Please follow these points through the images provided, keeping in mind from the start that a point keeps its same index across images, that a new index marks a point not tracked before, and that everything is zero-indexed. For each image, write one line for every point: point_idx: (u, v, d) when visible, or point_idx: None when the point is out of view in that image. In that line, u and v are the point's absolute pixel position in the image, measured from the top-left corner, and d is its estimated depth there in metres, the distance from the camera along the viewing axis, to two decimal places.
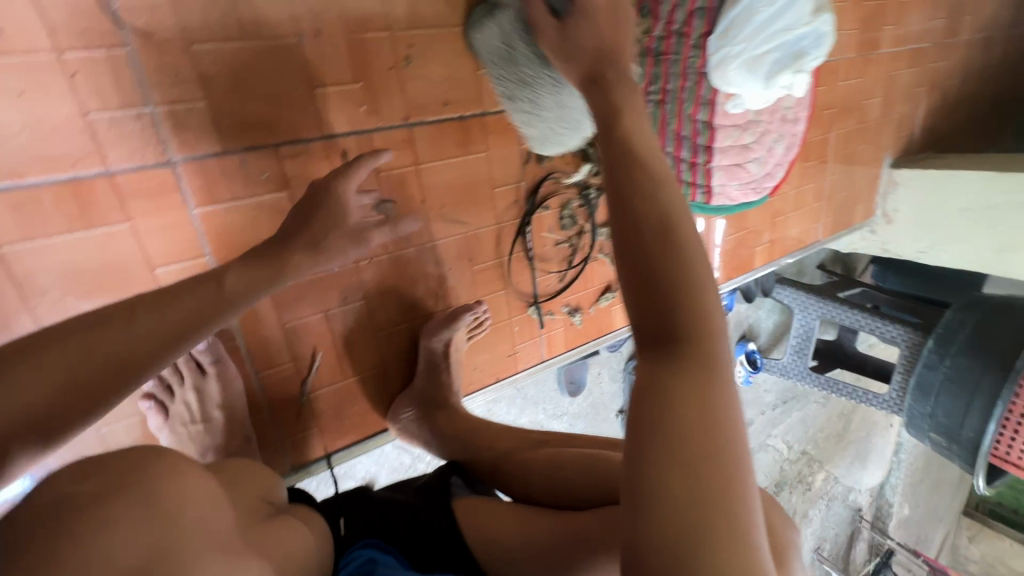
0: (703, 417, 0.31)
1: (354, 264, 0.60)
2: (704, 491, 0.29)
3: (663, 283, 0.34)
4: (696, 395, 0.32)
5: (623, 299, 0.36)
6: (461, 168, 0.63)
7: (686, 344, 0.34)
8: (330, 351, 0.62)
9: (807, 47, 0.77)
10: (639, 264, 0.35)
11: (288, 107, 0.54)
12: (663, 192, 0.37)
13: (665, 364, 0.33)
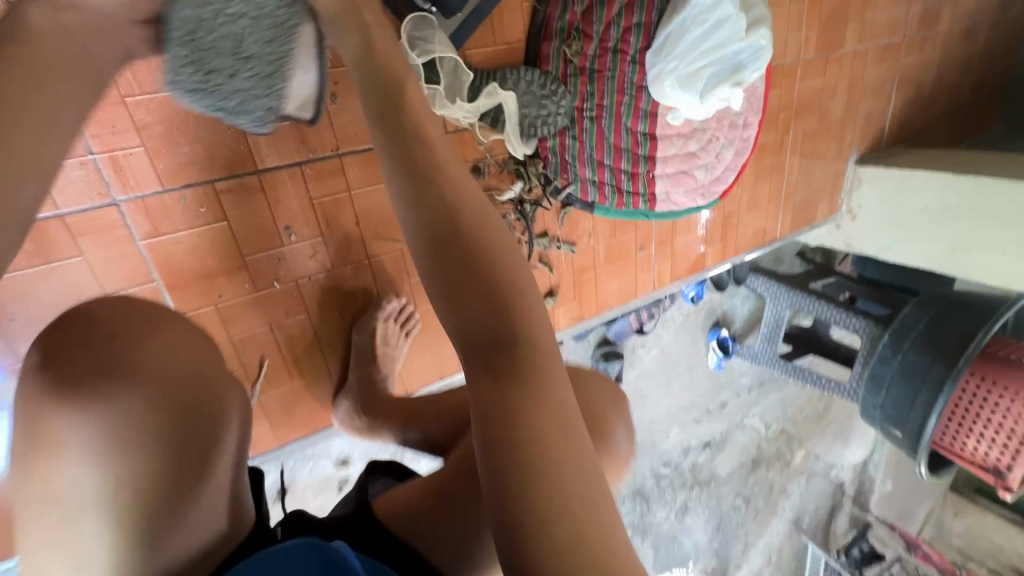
0: (530, 401, 0.42)
1: (295, 280, 0.67)
2: (534, 457, 0.39)
3: (479, 302, 0.44)
4: (521, 388, 0.42)
5: (452, 325, 0.46)
6: (390, 191, 0.69)
7: (510, 344, 0.44)
8: (276, 358, 0.69)
9: (743, 54, 0.78)
10: (472, 293, 0.46)
11: (218, 146, 0.59)
12: (474, 225, 0.47)
13: (495, 366, 0.44)
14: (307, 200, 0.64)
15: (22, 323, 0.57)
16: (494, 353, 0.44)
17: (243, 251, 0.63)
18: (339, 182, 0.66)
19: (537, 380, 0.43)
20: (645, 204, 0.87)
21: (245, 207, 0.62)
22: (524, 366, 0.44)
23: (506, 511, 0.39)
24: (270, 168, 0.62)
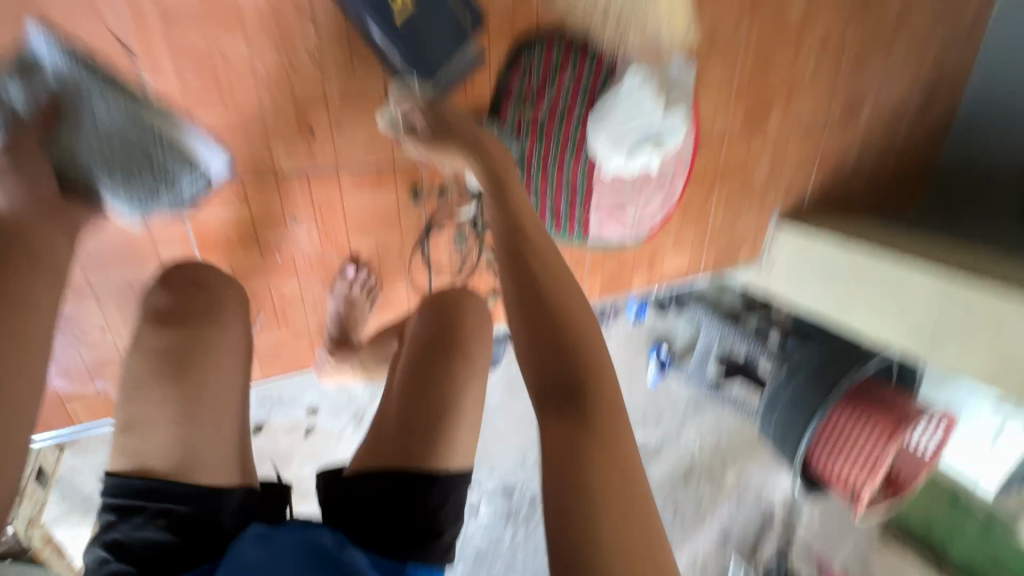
0: (609, 453, 0.47)
1: (292, 255, 0.90)
2: (605, 501, 0.44)
3: (570, 360, 0.52)
4: (602, 443, 0.47)
5: (540, 374, 0.52)
6: (374, 198, 0.90)
7: (587, 402, 0.50)
8: (270, 310, 0.93)
9: (667, 128, 1.00)
10: (544, 337, 0.53)
11: (249, 151, 0.80)
12: (563, 298, 0.56)
13: (578, 419, 0.48)
14: (310, 198, 0.86)
15: (98, 261, 0.81)
16: (569, 399, 0.50)
17: (257, 228, 0.86)
18: (334, 187, 0.86)
19: (613, 437, 0.48)
20: (578, 231, 1.11)
21: (262, 198, 0.84)
22: (600, 414, 0.49)
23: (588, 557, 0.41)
24: (285, 171, 0.83)
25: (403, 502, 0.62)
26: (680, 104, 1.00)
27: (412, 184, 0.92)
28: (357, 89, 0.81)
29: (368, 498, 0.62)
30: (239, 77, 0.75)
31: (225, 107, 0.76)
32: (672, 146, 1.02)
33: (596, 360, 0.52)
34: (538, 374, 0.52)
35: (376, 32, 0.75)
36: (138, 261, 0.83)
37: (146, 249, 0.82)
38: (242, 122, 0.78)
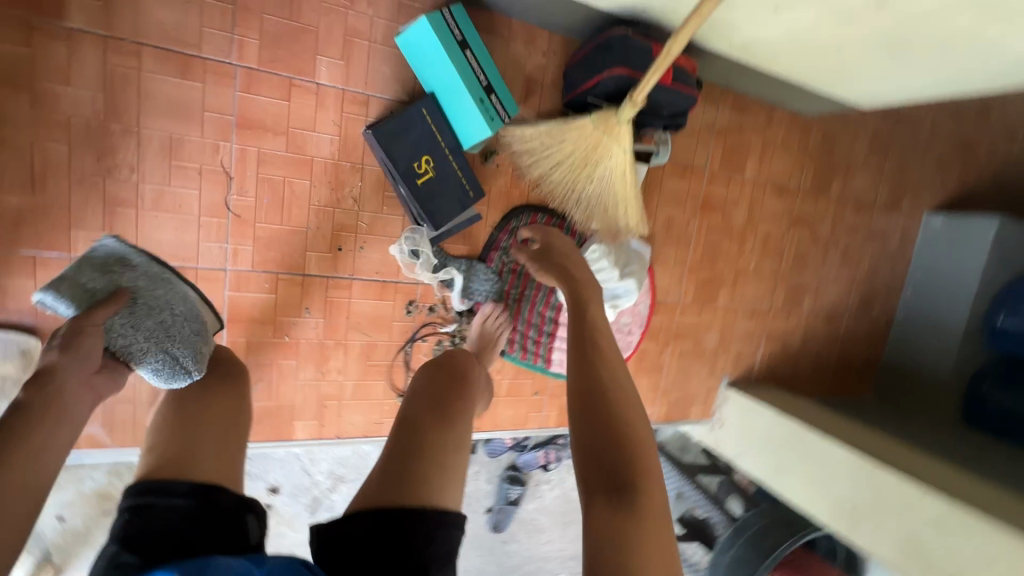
0: (650, 540, 0.57)
1: (298, 339, 1.08)
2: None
3: (621, 458, 0.63)
4: (643, 529, 0.57)
5: (596, 470, 0.62)
6: (376, 306, 1.12)
7: (638, 496, 0.60)
8: (266, 382, 1.09)
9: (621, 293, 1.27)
10: (599, 436, 0.65)
11: (291, 255, 1.03)
12: (621, 404, 0.68)
13: (627, 511, 0.58)
14: (325, 297, 1.08)
15: None
16: (620, 492, 0.60)
17: (277, 313, 1.06)
18: (346, 292, 1.09)
19: (653, 526, 0.58)
20: (540, 362, 1.29)
21: (289, 290, 1.05)
22: (643, 504, 0.59)
23: None
24: (312, 274, 1.05)
25: (392, 542, 0.60)
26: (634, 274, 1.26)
27: (409, 301, 1.14)
28: (383, 224, 1.07)
29: (363, 535, 0.61)
30: (297, 204, 1.01)
31: (281, 223, 1.01)
32: (623, 305, 1.29)
33: (643, 460, 0.63)
34: (594, 470, 0.63)
35: (404, 191, 1.00)
36: None
37: None
38: (289, 234, 1.02)
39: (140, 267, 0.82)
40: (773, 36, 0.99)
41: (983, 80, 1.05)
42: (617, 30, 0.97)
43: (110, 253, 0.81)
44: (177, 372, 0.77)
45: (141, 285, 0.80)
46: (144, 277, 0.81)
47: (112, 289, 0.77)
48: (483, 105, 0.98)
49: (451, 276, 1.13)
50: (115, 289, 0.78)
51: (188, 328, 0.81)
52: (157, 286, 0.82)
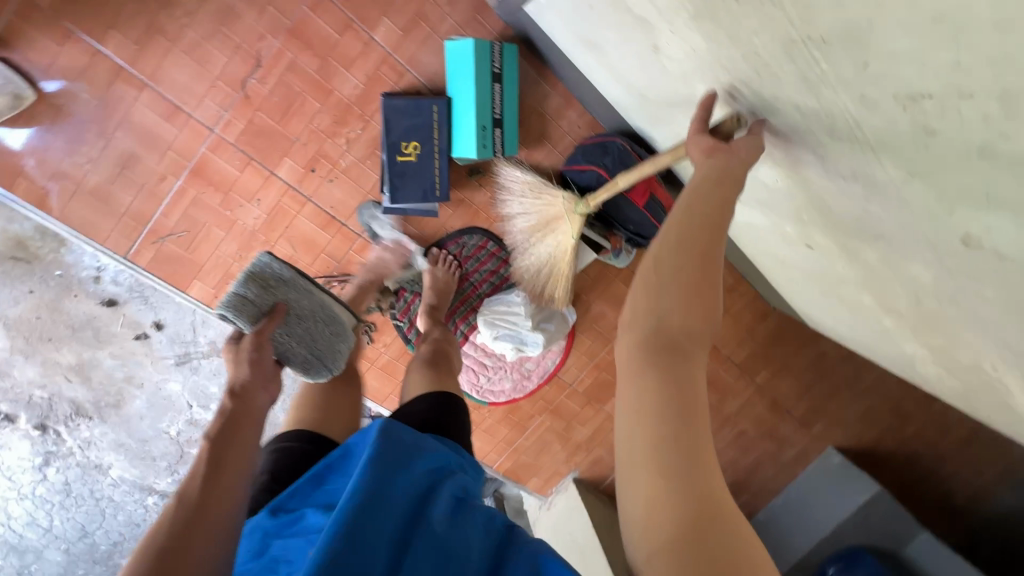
0: (688, 400, 0.49)
1: (237, 217, 1.19)
2: (677, 443, 0.47)
3: (674, 304, 0.51)
4: (680, 388, 0.49)
5: (640, 318, 0.52)
6: (315, 230, 1.24)
7: (678, 349, 0.50)
8: (190, 235, 1.19)
9: (529, 341, 1.34)
10: (660, 274, 0.52)
11: (272, 150, 1.16)
12: (698, 231, 0.53)
13: (665, 366, 0.50)
14: (280, 198, 1.20)
15: (123, 123, 1.10)
16: (665, 345, 0.50)
17: (233, 187, 1.17)
18: (297, 204, 1.21)
19: (690, 384, 0.49)
20: None
21: (253, 175, 1.17)
22: (683, 355, 0.50)
23: (646, 484, 0.47)
24: (279, 175, 1.18)
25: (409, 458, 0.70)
26: (549, 328, 1.35)
27: (349, 245, 1.27)
28: (358, 172, 1.20)
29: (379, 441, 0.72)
30: (301, 117, 1.14)
31: (279, 123, 1.14)
32: (529, 352, 1.35)
33: (700, 304, 0.51)
34: (638, 315, 0.52)
35: (383, 158, 1.12)
36: (148, 145, 1.12)
37: (158, 143, 1.12)
38: (280, 135, 1.15)
39: (289, 281, 0.97)
40: (738, 219, 1.10)
41: (890, 359, 1.14)
42: (619, 140, 1.13)
43: (265, 271, 0.94)
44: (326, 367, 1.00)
45: (291, 297, 0.95)
46: (293, 289, 0.96)
47: (277, 305, 0.92)
48: (484, 132, 1.11)
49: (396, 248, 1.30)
50: (274, 300, 0.93)
51: (326, 333, 1.00)
52: (301, 294, 0.97)
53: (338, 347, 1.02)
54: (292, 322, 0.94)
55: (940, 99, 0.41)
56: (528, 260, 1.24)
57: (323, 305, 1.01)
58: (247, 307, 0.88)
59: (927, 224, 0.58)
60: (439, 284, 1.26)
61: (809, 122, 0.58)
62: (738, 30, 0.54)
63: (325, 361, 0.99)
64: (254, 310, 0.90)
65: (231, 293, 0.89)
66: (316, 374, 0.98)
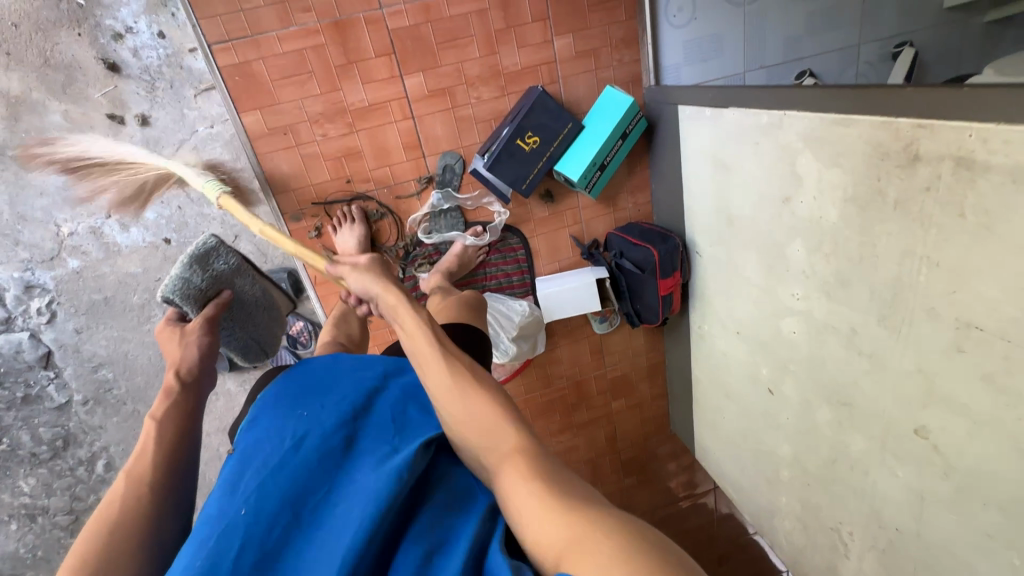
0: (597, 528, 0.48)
1: (341, 88, 1.18)
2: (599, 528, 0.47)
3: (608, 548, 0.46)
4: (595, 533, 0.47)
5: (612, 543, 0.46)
6: (398, 146, 1.26)
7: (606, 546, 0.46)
8: (288, 71, 1.14)
9: (500, 347, 1.41)
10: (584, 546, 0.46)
11: (413, 60, 1.19)
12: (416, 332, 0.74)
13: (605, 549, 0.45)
14: (389, 100, 1.21)
15: None
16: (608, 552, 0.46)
17: (358, 62, 1.16)
18: (399, 115, 1.23)
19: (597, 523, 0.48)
20: None
21: (383, 66, 1.18)
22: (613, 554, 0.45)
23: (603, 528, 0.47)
24: (403, 81, 1.20)
25: None
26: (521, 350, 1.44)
27: (414, 177, 1.30)
28: (466, 126, 1.27)
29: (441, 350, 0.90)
30: (458, 53, 1.20)
31: (437, 43, 1.18)
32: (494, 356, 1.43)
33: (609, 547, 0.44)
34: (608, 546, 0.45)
35: (506, 131, 1.21)
36: None
37: None
38: (431, 54, 1.19)
39: (235, 270, 1.05)
40: (716, 346, 1.36)
41: (751, 507, 1.43)
42: (675, 238, 1.33)
43: (210, 255, 1.00)
44: (264, 353, 1.13)
45: (236, 284, 1.05)
46: (239, 276, 1.05)
47: (220, 292, 1.00)
48: (590, 166, 1.25)
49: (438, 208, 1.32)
50: (220, 285, 1.00)
51: (266, 319, 1.13)
52: (243, 280, 1.07)
53: (273, 331, 1.15)
54: (235, 308, 1.04)
55: (988, 332, 0.65)
56: (523, 306, 1.41)
57: (261, 291, 1.11)
58: (192, 290, 0.94)
59: (897, 411, 0.83)
60: (464, 258, 1.34)
61: (870, 305, 0.82)
62: (875, 228, 0.77)
63: (263, 347, 1.11)
64: (200, 288, 0.96)
65: (177, 275, 0.94)
66: (255, 359, 1.12)
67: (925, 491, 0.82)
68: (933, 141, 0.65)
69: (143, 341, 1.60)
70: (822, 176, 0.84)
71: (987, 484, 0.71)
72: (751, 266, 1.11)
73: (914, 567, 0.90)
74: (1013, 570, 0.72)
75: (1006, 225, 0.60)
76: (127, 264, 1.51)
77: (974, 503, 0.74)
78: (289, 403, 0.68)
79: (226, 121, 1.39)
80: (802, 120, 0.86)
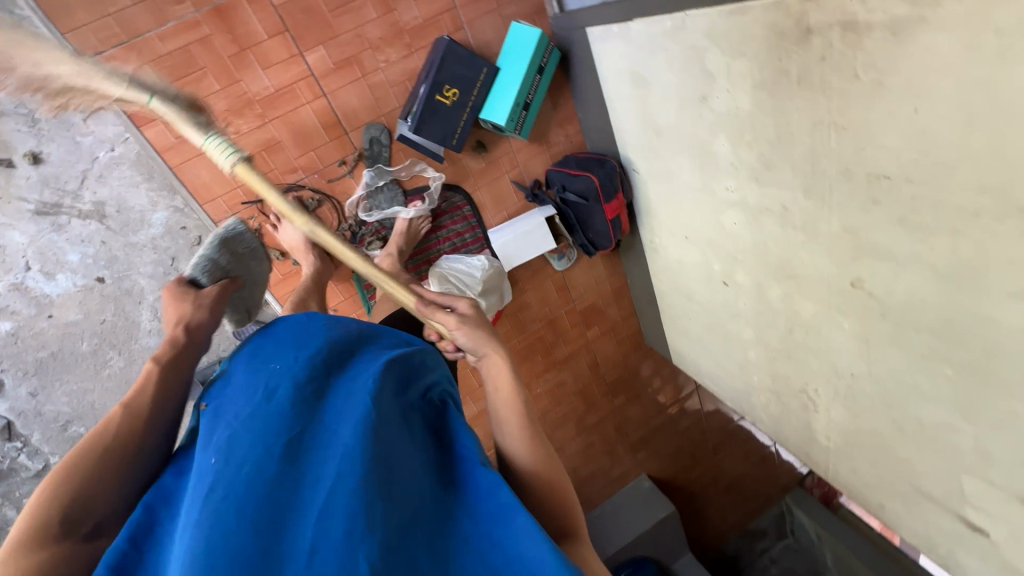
0: None
1: (241, 78, 1.12)
2: None
3: None
4: None
5: None
6: (316, 128, 1.22)
7: None
8: (179, 71, 1.09)
9: None
10: None
11: (309, 34, 1.14)
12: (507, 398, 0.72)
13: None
14: (294, 82, 1.16)
15: None
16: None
17: (251, 46, 1.11)
18: (309, 95, 1.18)
19: None
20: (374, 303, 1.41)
21: (278, 45, 1.12)
22: None
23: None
24: (304, 57, 1.15)
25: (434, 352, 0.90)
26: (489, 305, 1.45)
27: (342, 156, 1.27)
28: (380, 92, 1.24)
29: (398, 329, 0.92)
30: (354, 17, 1.16)
31: (330, 11, 1.13)
32: None
33: None
34: None
35: (423, 90, 1.19)
36: None
37: None
38: (326, 24, 1.14)
39: (253, 256, 0.90)
40: (671, 255, 1.42)
41: (730, 393, 1.55)
42: (611, 161, 1.37)
43: (235, 238, 0.88)
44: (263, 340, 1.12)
45: (253, 271, 0.91)
46: (258, 262, 0.91)
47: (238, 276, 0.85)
48: (514, 108, 1.25)
49: (374, 185, 1.31)
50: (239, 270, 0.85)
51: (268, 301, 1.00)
52: (262, 267, 0.94)
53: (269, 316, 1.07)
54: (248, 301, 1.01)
55: (894, 180, 0.72)
56: (479, 263, 1.42)
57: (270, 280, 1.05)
58: (212, 268, 0.82)
59: (834, 270, 0.91)
60: (411, 231, 1.35)
61: (795, 180, 0.88)
62: (786, 106, 0.82)
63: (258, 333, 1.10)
64: (220, 268, 0.82)
65: (201, 257, 0.82)
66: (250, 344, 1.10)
67: (870, 334, 0.91)
68: (820, 12, 0.69)
69: (106, 388, 1.52)
70: (730, 68, 0.88)
71: (917, 313, 0.80)
72: (686, 171, 1.16)
73: (872, 404, 1.00)
74: (949, 382, 0.82)
75: (894, 77, 0.65)
76: (64, 313, 1.42)
77: (908, 333, 0.84)
78: (251, 367, 0.62)
79: (126, 139, 1.30)
80: (701, 18, 0.89)
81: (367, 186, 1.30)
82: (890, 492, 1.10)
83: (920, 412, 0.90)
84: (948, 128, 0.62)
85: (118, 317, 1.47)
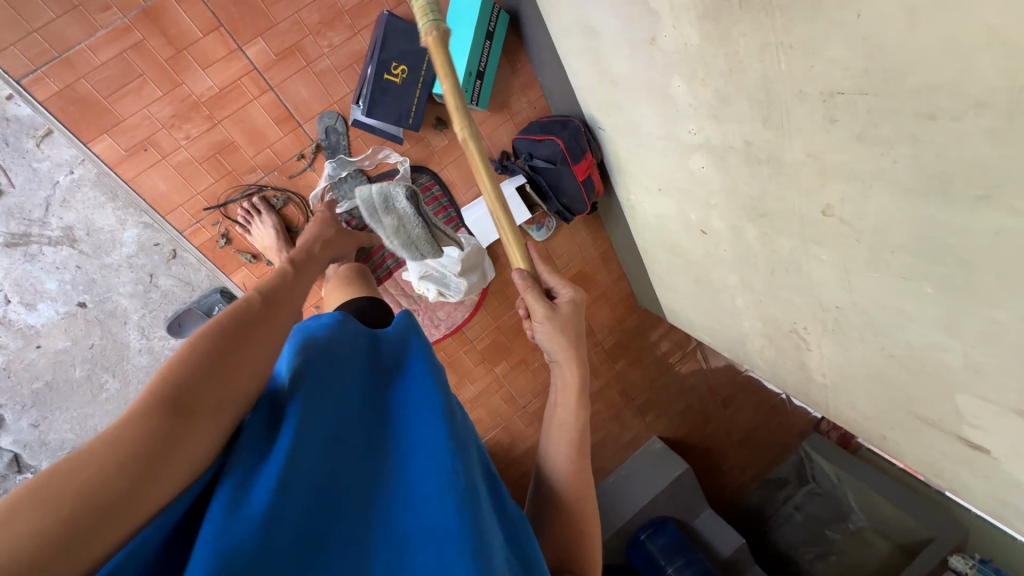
0: None
1: (183, 81, 1.10)
2: None
3: None
4: None
5: None
6: (268, 124, 1.19)
7: None
8: (118, 81, 1.07)
9: (451, 286, 1.42)
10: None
11: (245, 27, 1.11)
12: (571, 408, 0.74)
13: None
14: (238, 79, 1.14)
15: None
16: None
17: (187, 47, 1.08)
18: (255, 90, 1.16)
19: None
20: None
21: (215, 43, 1.10)
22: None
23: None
24: (243, 51, 1.12)
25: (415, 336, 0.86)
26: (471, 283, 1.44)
27: (300, 150, 1.24)
28: (328, 78, 1.21)
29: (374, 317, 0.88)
30: (290, 4, 1.12)
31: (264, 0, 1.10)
32: (448, 297, 1.43)
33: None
34: None
35: (370, 70, 1.16)
36: None
37: None
38: (261, 14, 1.11)
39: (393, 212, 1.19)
40: (648, 211, 1.39)
41: (725, 343, 1.53)
42: (575, 120, 1.33)
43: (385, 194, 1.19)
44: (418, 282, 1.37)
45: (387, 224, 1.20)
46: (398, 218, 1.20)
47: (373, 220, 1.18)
48: (467, 78, 1.22)
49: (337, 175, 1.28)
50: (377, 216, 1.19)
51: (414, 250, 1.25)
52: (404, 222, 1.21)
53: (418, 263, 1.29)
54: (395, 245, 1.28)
55: (848, 94, 0.68)
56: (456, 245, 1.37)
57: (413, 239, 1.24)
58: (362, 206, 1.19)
59: (805, 200, 0.87)
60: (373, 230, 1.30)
61: (752, 112, 0.85)
62: (731, 32, 0.78)
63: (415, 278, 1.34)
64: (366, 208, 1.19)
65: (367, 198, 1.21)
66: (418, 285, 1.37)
67: (847, 262, 0.88)
68: None
69: (107, 412, 1.50)
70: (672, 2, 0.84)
71: (889, 232, 0.77)
72: (648, 120, 1.12)
73: (860, 334, 0.98)
74: (930, 300, 0.79)
75: None
76: (52, 342, 1.39)
77: (884, 254, 0.81)
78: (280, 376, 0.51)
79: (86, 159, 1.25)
80: None
81: (330, 177, 1.28)
82: (890, 421, 1.08)
83: (907, 335, 0.88)
84: (892, 27, 0.59)
85: (107, 339, 1.43)
